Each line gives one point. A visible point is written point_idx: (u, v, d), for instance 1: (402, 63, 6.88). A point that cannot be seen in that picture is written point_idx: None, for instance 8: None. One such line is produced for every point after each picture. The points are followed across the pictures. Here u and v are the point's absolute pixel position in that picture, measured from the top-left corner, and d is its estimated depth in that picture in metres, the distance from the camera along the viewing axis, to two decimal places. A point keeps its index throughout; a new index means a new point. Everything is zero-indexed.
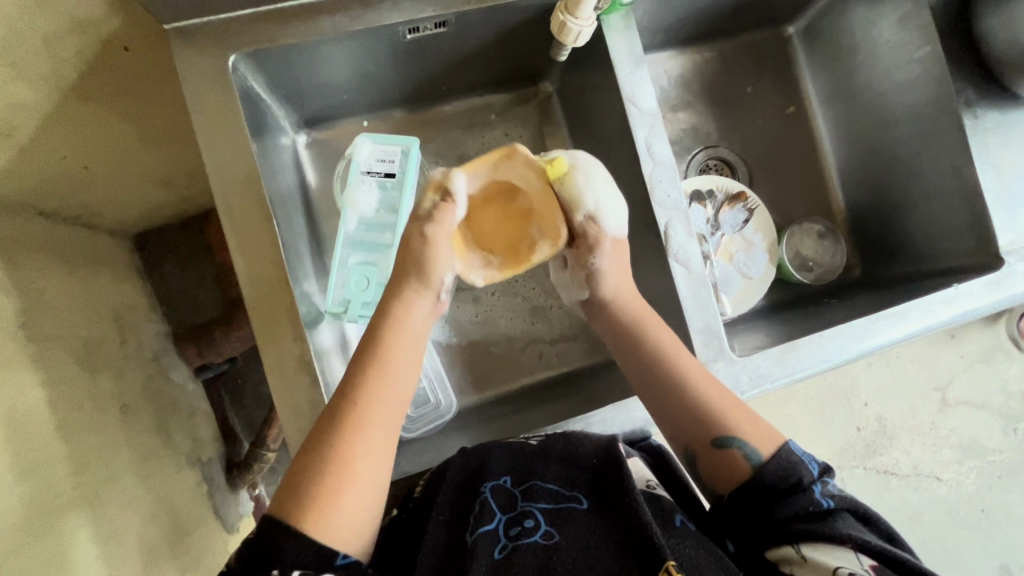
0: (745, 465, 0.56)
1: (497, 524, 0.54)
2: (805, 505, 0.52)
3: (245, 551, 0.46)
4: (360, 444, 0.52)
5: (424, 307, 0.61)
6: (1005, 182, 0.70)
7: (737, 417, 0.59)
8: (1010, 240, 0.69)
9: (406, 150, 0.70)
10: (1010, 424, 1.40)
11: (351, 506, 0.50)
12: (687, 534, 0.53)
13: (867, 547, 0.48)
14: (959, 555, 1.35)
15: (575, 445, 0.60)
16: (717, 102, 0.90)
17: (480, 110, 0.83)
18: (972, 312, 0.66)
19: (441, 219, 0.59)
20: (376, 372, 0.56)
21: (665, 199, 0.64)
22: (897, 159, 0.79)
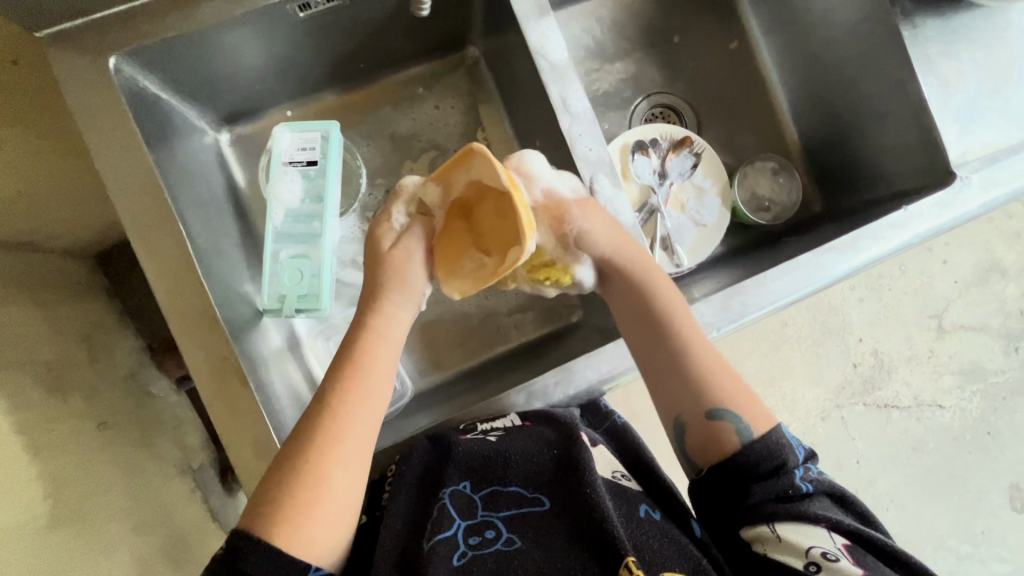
0: (734, 440, 0.56)
1: (456, 530, 0.55)
2: (784, 488, 0.53)
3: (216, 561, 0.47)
4: (337, 456, 0.53)
5: (404, 317, 0.63)
6: (955, 96, 0.66)
7: (730, 388, 0.58)
8: (962, 151, 0.65)
9: (326, 135, 0.68)
10: (1011, 343, 1.38)
11: (328, 519, 0.51)
12: (651, 525, 0.56)
13: (839, 527, 0.51)
14: (967, 479, 1.34)
15: (532, 440, 0.61)
16: (656, 46, 0.86)
17: (407, 85, 0.80)
18: (925, 233, 0.64)
19: (412, 233, 0.65)
20: (353, 384, 0.57)
21: (587, 154, 0.61)
22: (843, 83, 0.76)
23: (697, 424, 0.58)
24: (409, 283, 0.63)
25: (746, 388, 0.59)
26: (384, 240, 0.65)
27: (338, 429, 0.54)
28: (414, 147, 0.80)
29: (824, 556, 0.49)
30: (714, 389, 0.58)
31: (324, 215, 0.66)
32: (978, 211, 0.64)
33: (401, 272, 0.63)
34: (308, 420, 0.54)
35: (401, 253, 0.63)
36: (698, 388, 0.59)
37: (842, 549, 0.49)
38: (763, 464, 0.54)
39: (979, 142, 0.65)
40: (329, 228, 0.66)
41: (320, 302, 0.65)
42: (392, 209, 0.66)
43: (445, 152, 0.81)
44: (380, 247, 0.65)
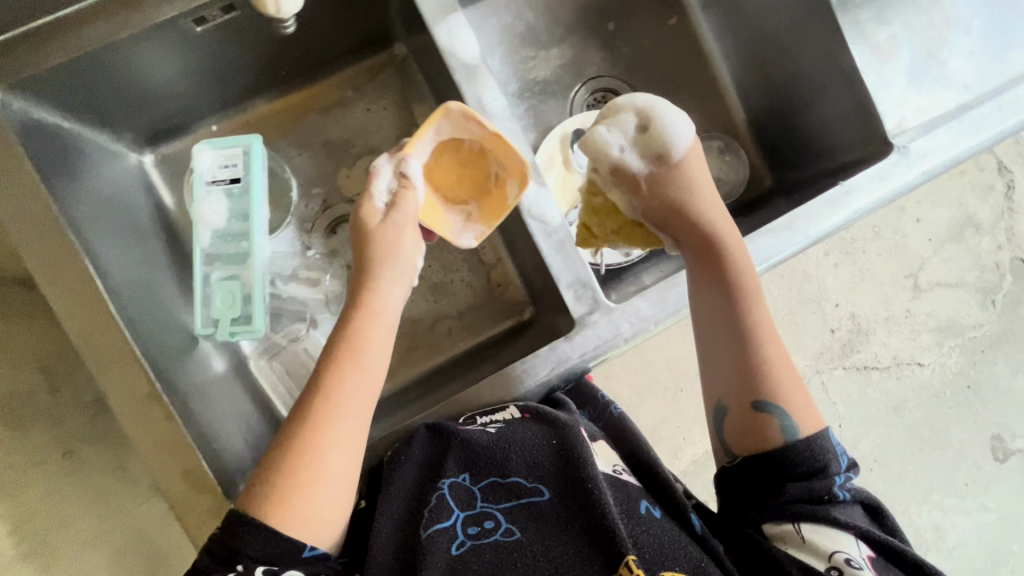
0: (778, 436, 0.57)
1: (455, 520, 0.55)
2: (821, 492, 0.55)
3: (213, 545, 0.47)
4: (330, 441, 0.51)
5: (397, 293, 0.59)
6: (888, 65, 0.64)
7: (775, 369, 0.59)
8: (897, 120, 0.64)
9: (247, 150, 0.66)
10: (987, 297, 1.38)
11: (325, 501, 0.50)
12: (651, 522, 0.57)
13: (866, 537, 0.54)
14: (949, 434, 1.34)
15: (531, 433, 0.59)
16: (592, 28, 0.83)
17: (336, 88, 0.78)
18: (861, 210, 0.62)
19: (405, 207, 0.59)
20: (346, 363, 0.54)
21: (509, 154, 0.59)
22: (783, 54, 0.73)
23: (743, 408, 0.58)
24: (399, 257, 0.59)
25: (794, 383, 0.59)
26: (371, 216, 0.59)
27: (336, 413, 0.52)
28: (350, 154, 0.78)
29: (846, 563, 0.52)
30: (764, 376, 0.58)
31: (252, 234, 0.65)
32: (915, 183, 0.63)
33: (392, 246, 0.58)
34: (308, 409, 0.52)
35: (393, 230, 0.58)
36: (749, 372, 0.59)
37: (865, 558, 0.53)
38: (805, 463, 0.56)
39: (915, 109, 0.64)
40: (258, 247, 0.65)
41: (253, 323, 0.64)
42: (373, 185, 0.59)
43: (381, 156, 0.78)
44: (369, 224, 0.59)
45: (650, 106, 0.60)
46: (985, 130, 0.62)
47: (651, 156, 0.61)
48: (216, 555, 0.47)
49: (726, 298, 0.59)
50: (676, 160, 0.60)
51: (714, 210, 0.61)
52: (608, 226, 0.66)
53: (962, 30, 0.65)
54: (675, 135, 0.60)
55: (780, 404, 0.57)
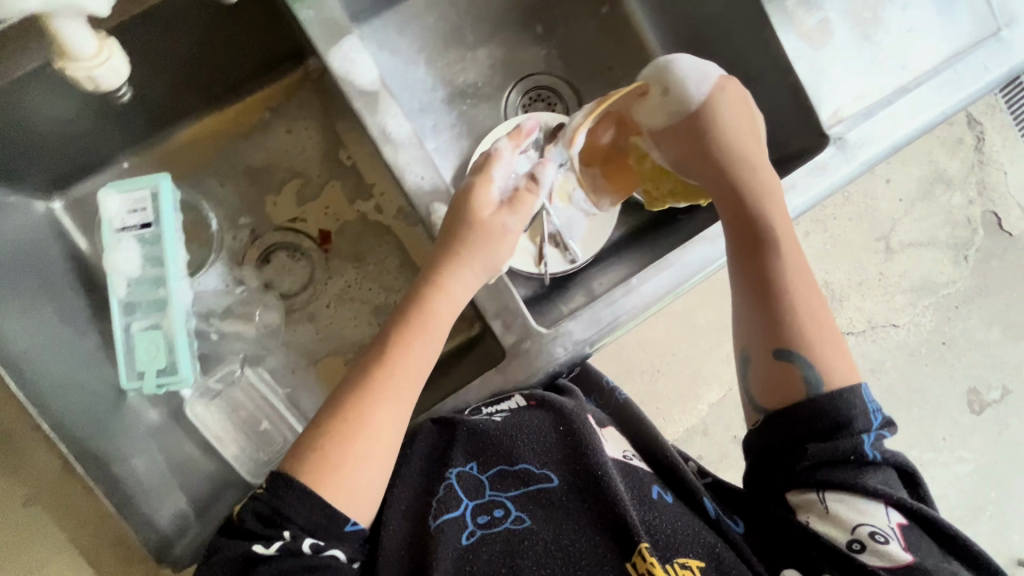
0: (801, 386, 0.55)
1: (464, 510, 0.55)
2: (847, 453, 0.51)
3: (258, 510, 0.47)
4: (391, 408, 0.52)
5: (475, 280, 0.56)
6: (820, 52, 0.60)
7: (805, 319, 0.57)
8: (832, 110, 0.60)
9: (156, 192, 0.63)
10: (960, 253, 1.30)
11: (371, 468, 0.51)
12: (661, 508, 0.58)
13: (900, 506, 0.51)
14: (926, 391, 1.25)
15: (538, 421, 0.59)
16: (521, 23, 0.78)
17: (252, 110, 0.74)
18: (797, 208, 0.60)
19: (521, 205, 0.57)
20: (414, 341, 0.54)
21: (420, 183, 0.54)
22: (714, 42, 0.69)
23: (768, 359, 0.57)
24: (494, 249, 0.55)
25: (831, 335, 0.57)
26: (485, 204, 0.56)
27: (402, 381, 0.53)
28: (274, 179, 0.75)
29: (871, 537, 0.50)
30: (792, 325, 0.57)
31: (169, 281, 0.62)
32: (852, 177, 0.60)
33: (490, 241, 0.55)
34: (381, 381, 0.53)
35: (497, 224, 0.55)
36: (776, 323, 0.57)
37: (894, 529, 0.50)
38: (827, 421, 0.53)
39: (851, 97, 0.60)
40: (176, 293, 0.62)
41: (179, 372, 0.62)
42: (494, 172, 0.58)
43: (309, 180, 0.75)
44: (479, 211, 0.55)
45: (666, 64, 0.61)
46: (917, 116, 0.60)
47: (674, 112, 0.61)
48: (259, 514, 0.47)
49: (752, 242, 0.58)
50: (698, 109, 0.60)
51: (748, 155, 0.60)
52: (663, 186, 0.65)
53: (898, 6, 0.61)
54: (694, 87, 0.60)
55: (810, 356, 0.55)
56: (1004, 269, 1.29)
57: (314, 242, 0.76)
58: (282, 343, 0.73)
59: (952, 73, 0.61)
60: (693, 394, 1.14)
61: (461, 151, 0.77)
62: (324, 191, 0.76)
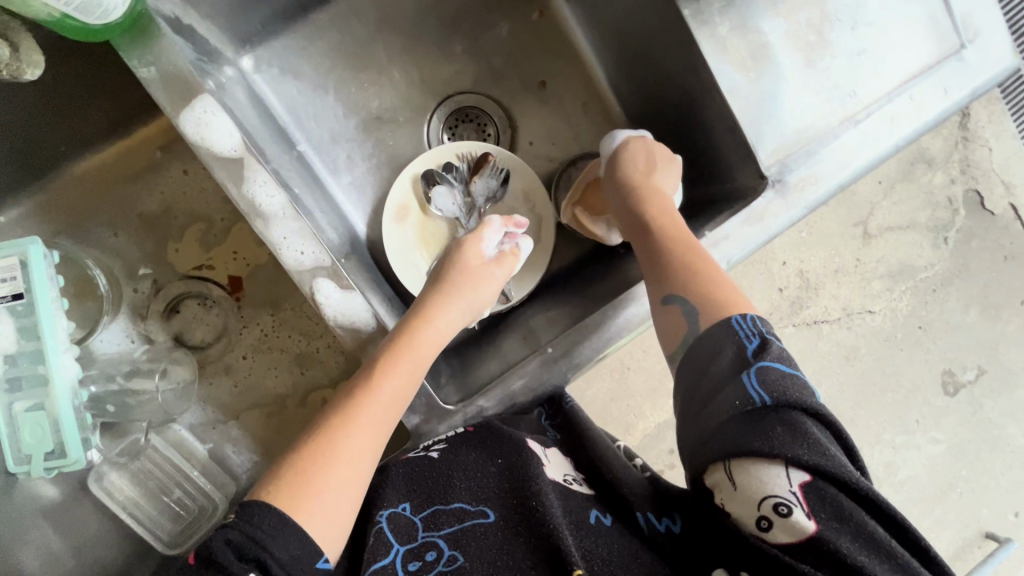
0: (680, 323, 0.50)
1: (394, 557, 0.47)
2: (731, 402, 0.43)
3: (228, 544, 0.39)
4: (368, 433, 0.46)
5: (458, 320, 0.55)
6: (757, 82, 0.53)
7: (691, 262, 0.52)
8: (771, 150, 0.54)
9: (25, 260, 0.57)
10: (940, 235, 1.07)
11: (339, 496, 0.44)
12: (602, 532, 0.49)
13: (800, 463, 0.41)
14: (902, 378, 1.04)
15: (472, 449, 0.52)
16: (441, 38, 0.71)
17: (143, 150, 0.67)
18: (735, 258, 0.55)
19: (507, 261, 0.58)
20: (399, 364, 0.49)
21: (301, 260, 0.48)
22: (649, 61, 0.62)
23: (657, 307, 0.52)
24: (479, 299, 0.56)
25: (720, 276, 0.51)
26: (474, 254, 0.58)
27: (381, 411, 0.47)
28: (173, 226, 0.69)
29: (775, 510, 0.41)
30: (674, 267, 0.52)
31: (49, 357, 0.57)
32: (790, 223, 0.55)
33: (476, 284, 0.56)
34: (362, 405, 0.47)
35: (482, 273, 0.57)
36: (660, 270, 0.53)
37: (796, 493, 0.41)
38: (718, 373, 0.46)
39: (793, 130, 0.53)
40: (58, 370, 0.57)
41: (69, 456, 0.57)
42: (487, 229, 0.59)
43: (212, 224, 0.69)
44: (469, 261, 0.57)
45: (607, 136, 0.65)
46: (866, 149, 0.54)
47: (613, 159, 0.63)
48: (232, 543, 0.39)
49: (641, 223, 0.57)
50: (612, 157, 0.63)
51: (635, 162, 0.61)
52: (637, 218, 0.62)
53: (847, 24, 0.53)
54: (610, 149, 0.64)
55: (688, 292, 0.50)
56: (985, 250, 1.08)
57: (224, 290, 0.70)
58: (199, 400, 0.71)
59: (906, 100, 0.54)
60: (628, 421, 0.95)
61: (379, 182, 0.70)
62: (231, 235, 0.69)
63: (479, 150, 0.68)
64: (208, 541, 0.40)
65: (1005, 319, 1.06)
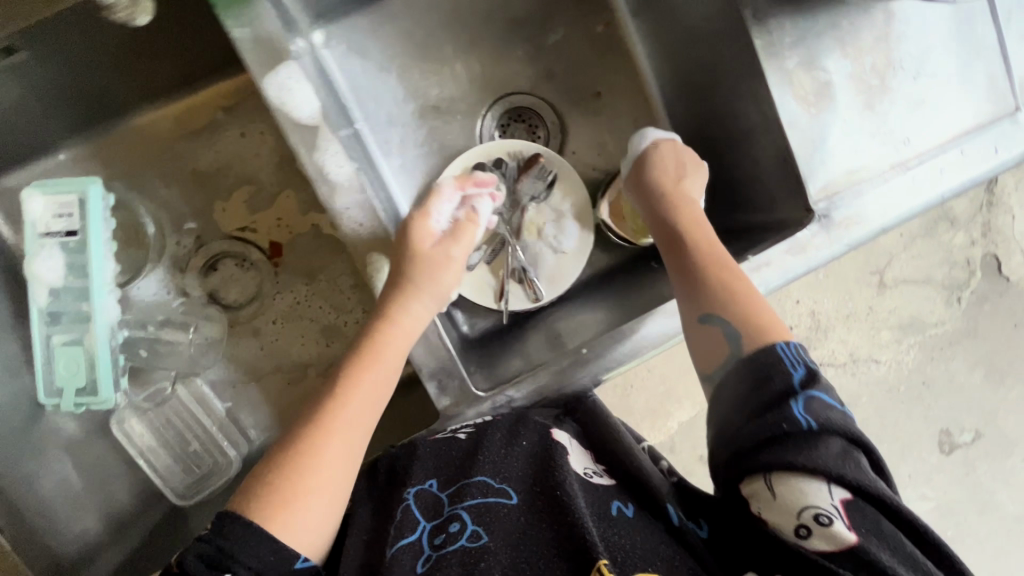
0: (723, 344, 0.51)
1: (420, 533, 0.48)
2: (776, 425, 0.44)
3: (201, 552, 0.41)
4: (341, 442, 0.48)
5: (426, 312, 0.54)
6: (817, 118, 0.54)
7: (725, 279, 0.54)
8: (822, 183, 0.55)
9: (83, 198, 0.58)
10: (953, 295, 1.08)
11: (316, 503, 0.46)
12: (623, 524, 0.50)
13: (843, 480, 0.43)
14: (898, 431, 1.05)
15: (500, 433, 0.53)
16: (506, 38, 0.72)
17: (203, 107, 0.68)
18: (773, 283, 0.56)
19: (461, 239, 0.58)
20: (363, 371, 0.52)
21: (359, 227, 0.51)
22: (707, 86, 0.64)
23: (693, 326, 0.53)
24: (441, 289, 0.56)
25: (754, 296, 0.53)
26: (424, 238, 0.55)
27: (350, 414, 0.50)
28: (223, 185, 0.70)
29: (816, 520, 0.43)
30: (714, 289, 0.54)
31: (94, 296, 0.58)
32: (832, 257, 0.56)
33: (434, 274, 0.55)
34: (330, 415, 0.49)
35: (445, 255, 0.56)
36: (699, 290, 0.54)
37: (837, 507, 0.43)
38: (753, 391, 0.47)
39: (845, 168, 0.55)
40: (101, 309, 0.59)
41: (100, 393, 0.59)
42: (436, 206, 0.58)
43: (261, 188, 0.70)
44: (423, 242, 0.55)
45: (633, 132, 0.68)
46: (912, 197, 0.55)
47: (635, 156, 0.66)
48: (202, 556, 0.41)
49: (671, 236, 0.60)
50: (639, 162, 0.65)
51: (665, 167, 0.63)
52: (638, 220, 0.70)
53: (909, 75, 0.55)
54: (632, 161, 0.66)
55: (726, 313, 0.52)
56: (995, 315, 1.08)
57: (263, 254, 0.71)
58: (222, 356, 0.70)
59: (956, 154, 0.56)
60: None
61: (427, 168, 0.71)
62: (278, 201, 0.71)
63: (531, 149, 0.70)
64: (179, 555, 0.42)
65: (1007, 386, 1.07)
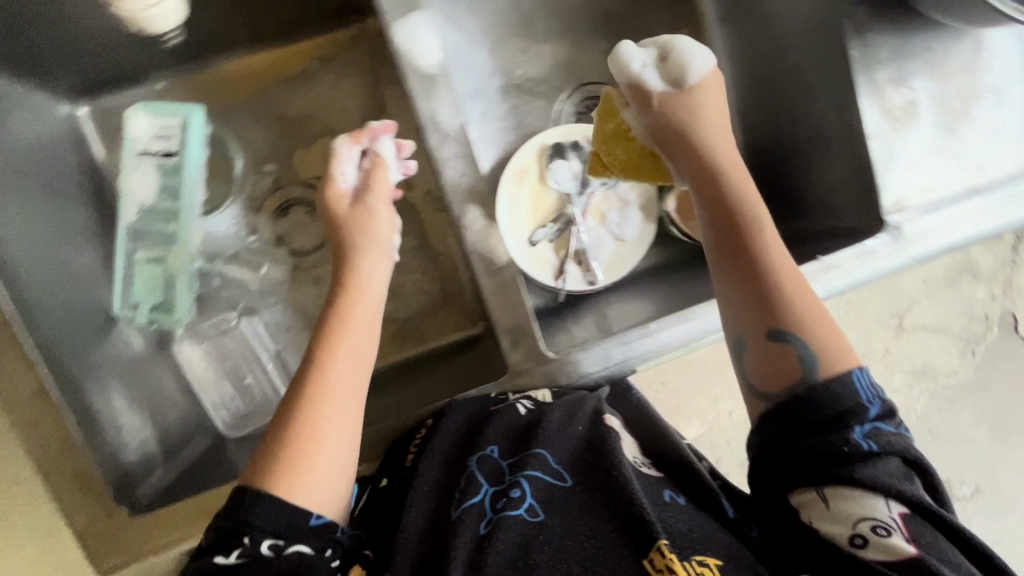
0: (797, 367, 0.50)
1: (483, 496, 0.50)
2: (837, 446, 0.46)
3: (219, 522, 0.44)
4: (335, 408, 0.49)
5: (381, 265, 0.59)
6: (901, 132, 0.57)
7: (790, 284, 0.53)
8: (895, 196, 0.57)
9: (185, 122, 0.60)
10: (970, 346, 1.02)
11: (326, 468, 0.47)
12: (677, 509, 0.50)
13: (900, 495, 0.45)
14: None
15: (559, 414, 0.54)
16: (594, 29, 0.75)
17: (300, 57, 0.71)
18: (839, 287, 0.58)
19: (377, 186, 0.61)
20: (338, 336, 0.53)
21: (456, 180, 0.53)
22: (788, 94, 0.66)
23: (760, 338, 0.52)
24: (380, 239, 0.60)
25: (815, 304, 0.53)
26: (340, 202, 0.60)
27: (338, 379, 0.51)
28: (307, 134, 0.71)
29: (873, 531, 0.44)
30: (782, 300, 0.52)
31: (182, 217, 0.61)
32: (901, 268, 0.57)
33: (370, 227, 0.59)
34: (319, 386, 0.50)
35: (363, 206, 0.60)
36: (771, 299, 0.52)
37: (895, 519, 0.45)
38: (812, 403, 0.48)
39: (920, 186, 0.57)
40: (187, 231, 0.61)
41: (177, 311, 0.63)
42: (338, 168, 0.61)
43: None
44: (338, 207, 0.60)
45: (672, 47, 0.61)
46: (979, 222, 0.57)
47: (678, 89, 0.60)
48: (220, 526, 0.44)
49: (728, 217, 0.56)
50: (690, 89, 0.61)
51: (713, 119, 0.60)
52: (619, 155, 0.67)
53: (991, 104, 0.57)
54: (642, 64, 0.61)
55: (794, 328, 0.51)
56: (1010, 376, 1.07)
57: None
58: (283, 300, 0.69)
59: None
60: None
61: (503, 142, 0.74)
62: None
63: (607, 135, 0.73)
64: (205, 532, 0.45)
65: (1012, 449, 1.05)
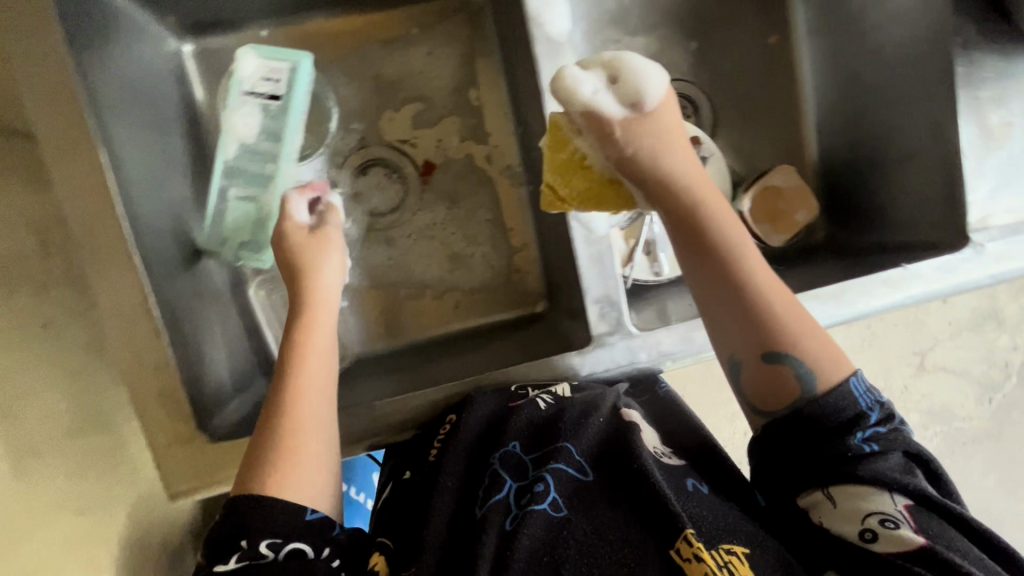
0: (795, 385, 0.47)
1: (508, 492, 0.48)
2: (841, 454, 0.45)
3: (217, 530, 0.44)
4: (304, 410, 0.49)
5: (337, 265, 0.59)
6: (996, 151, 0.59)
7: (782, 302, 0.48)
8: (982, 214, 0.59)
9: (294, 67, 0.62)
10: (986, 393, 0.99)
11: (313, 463, 0.48)
12: (702, 499, 0.48)
13: (902, 488, 0.45)
14: None
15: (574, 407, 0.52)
16: (688, 27, 0.76)
17: (402, 22, 0.72)
18: (919, 297, 0.58)
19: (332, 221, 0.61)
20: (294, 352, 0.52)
21: None
22: (875, 108, 0.68)
23: (755, 363, 0.48)
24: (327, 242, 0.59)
25: (807, 316, 0.49)
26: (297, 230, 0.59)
27: (311, 385, 0.51)
28: (397, 97, 0.73)
29: (881, 524, 0.44)
30: (773, 321, 0.48)
31: (281, 160, 0.62)
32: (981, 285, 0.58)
33: (326, 249, 0.58)
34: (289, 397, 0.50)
35: (321, 232, 0.59)
36: (766, 324, 0.48)
37: (902, 511, 0.44)
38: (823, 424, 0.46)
39: (1004, 206, 0.59)
40: (284, 173, 0.62)
41: (262, 255, 0.63)
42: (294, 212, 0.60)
43: (429, 107, 0.74)
44: (296, 236, 0.58)
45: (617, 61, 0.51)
46: None
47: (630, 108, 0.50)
48: (223, 530, 0.44)
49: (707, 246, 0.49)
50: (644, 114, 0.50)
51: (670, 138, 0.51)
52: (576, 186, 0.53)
53: None
54: (593, 89, 0.50)
55: (795, 351, 0.47)
56: None
57: (415, 168, 0.74)
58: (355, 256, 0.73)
59: None
60: None
61: None
62: (442, 124, 0.74)
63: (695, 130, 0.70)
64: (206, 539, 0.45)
65: None
